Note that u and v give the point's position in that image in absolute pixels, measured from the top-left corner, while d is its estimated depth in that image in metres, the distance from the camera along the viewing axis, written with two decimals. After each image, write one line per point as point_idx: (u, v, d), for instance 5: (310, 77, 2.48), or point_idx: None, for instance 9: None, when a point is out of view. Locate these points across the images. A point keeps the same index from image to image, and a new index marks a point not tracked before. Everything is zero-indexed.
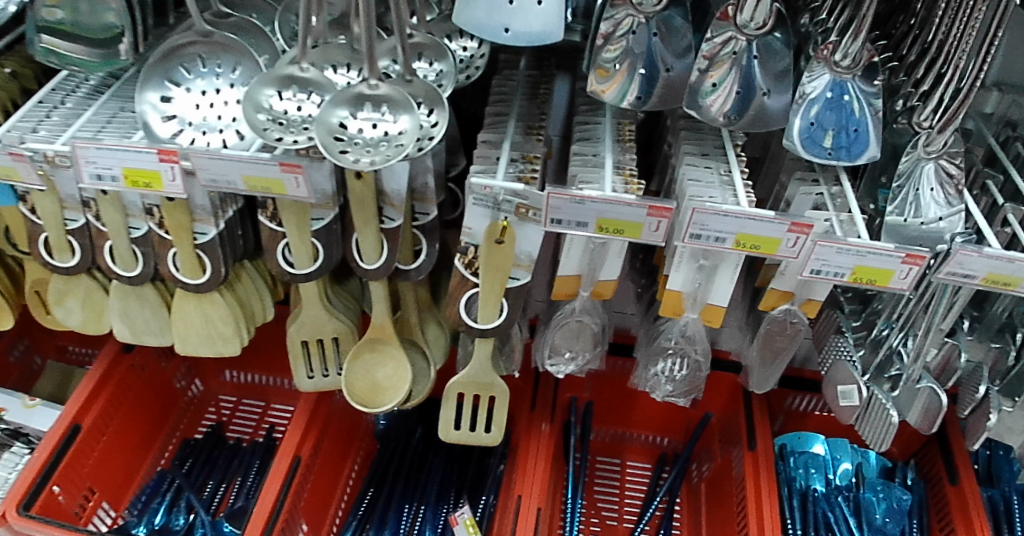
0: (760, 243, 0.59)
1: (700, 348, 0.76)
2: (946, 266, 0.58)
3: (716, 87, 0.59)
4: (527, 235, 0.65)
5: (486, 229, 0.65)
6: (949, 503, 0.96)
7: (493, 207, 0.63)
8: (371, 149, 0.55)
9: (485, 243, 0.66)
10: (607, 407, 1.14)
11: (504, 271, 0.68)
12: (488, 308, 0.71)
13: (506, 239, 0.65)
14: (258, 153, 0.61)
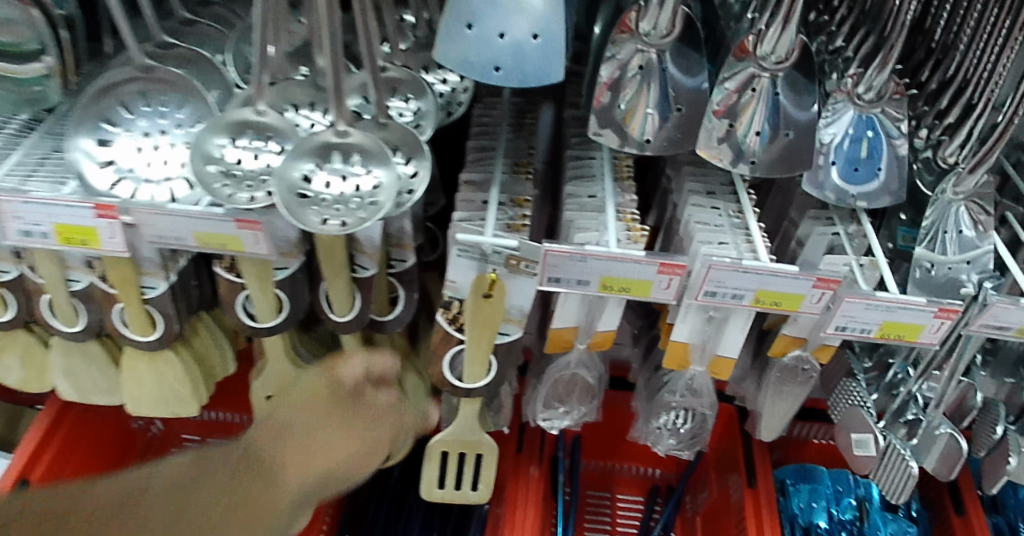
0: (781, 299, 0.54)
1: (706, 401, 0.71)
2: (979, 319, 0.55)
3: (740, 131, 0.53)
4: (520, 290, 0.57)
5: (472, 282, 0.57)
6: (954, 533, 0.93)
7: (481, 258, 0.56)
8: (340, 208, 0.48)
9: (470, 297, 0.57)
10: (595, 439, 1.07)
11: (491, 329, 0.60)
12: (472, 365, 0.63)
13: (494, 294, 0.57)
14: (210, 208, 0.53)
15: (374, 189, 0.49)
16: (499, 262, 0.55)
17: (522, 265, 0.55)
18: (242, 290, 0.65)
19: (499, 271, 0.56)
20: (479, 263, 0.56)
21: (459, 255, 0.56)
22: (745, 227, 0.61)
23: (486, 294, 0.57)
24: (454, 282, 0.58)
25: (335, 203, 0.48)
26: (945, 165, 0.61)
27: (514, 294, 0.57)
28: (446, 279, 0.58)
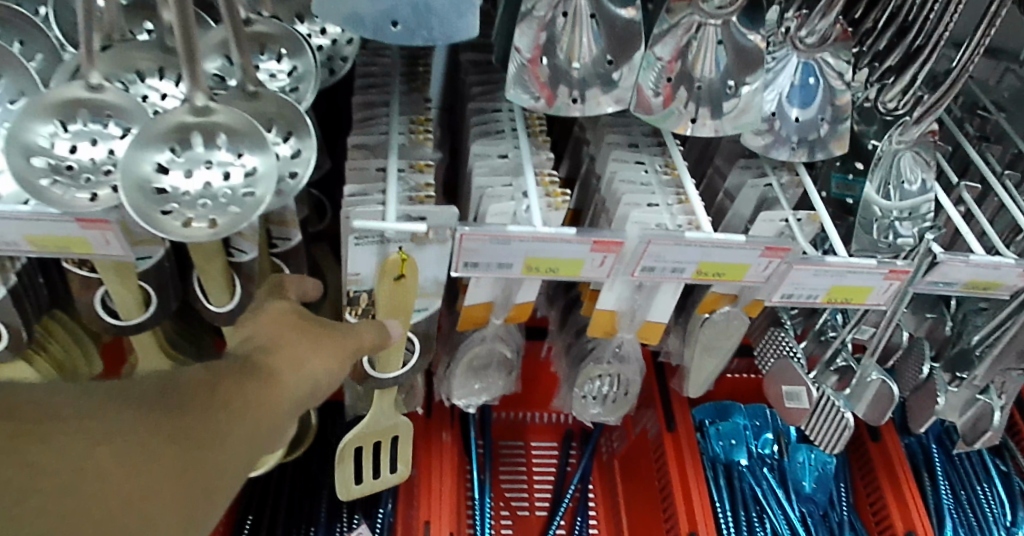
0: (725, 271, 0.49)
1: (633, 367, 0.67)
2: (926, 276, 0.54)
3: (692, 84, 0.50)
4: (433, 261, 0.50)
5: (378, 267, 0.49)
6: (872, 459, 0.96)
7: (382, 242, 0.47)
8: (209, 207, 0.39)
9: (379, 283, 0.49)
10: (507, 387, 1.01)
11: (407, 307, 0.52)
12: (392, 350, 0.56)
13: (406, 273, 0.49)
14: (42, 206, 0.43)
15: (248, 179, 0.40)
16: (404, 239, 0.48)
17: (433, 237, 0.48)
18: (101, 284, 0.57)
19: (406, 247, 0.48)
20: (380, 249, 0.48)
21: (357, 244, 0.47)
22: (673, 183, 0.56)
23: (399, 276, 0.49)
24: (356, 274, 0.50)
25: (200, 199, 0.39)
26: (886, 110, 0.59)
27: (427, 266, 0.50)
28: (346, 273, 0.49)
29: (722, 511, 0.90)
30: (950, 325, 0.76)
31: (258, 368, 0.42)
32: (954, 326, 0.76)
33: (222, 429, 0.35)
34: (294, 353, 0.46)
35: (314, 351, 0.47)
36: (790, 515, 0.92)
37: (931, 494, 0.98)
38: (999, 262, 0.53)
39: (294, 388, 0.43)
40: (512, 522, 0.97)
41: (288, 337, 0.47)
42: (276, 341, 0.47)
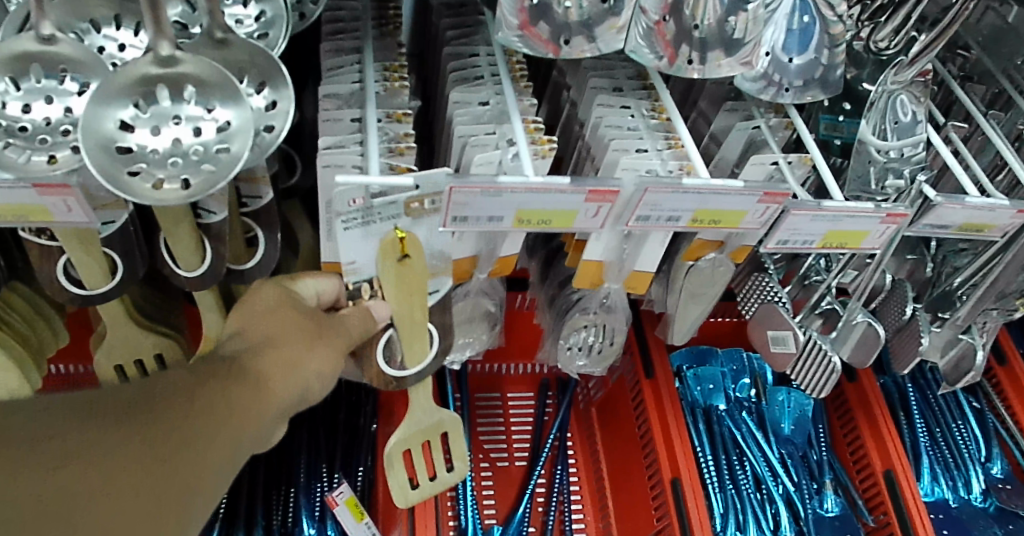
0: (721, 218, 0.48)
1: (620, 318, 0.65)
2: (923, 219, 0.53)
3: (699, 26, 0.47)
4: (432, 231, 0.47)
5: (380, 251, 0.47)
6: (849, 399, 0.98)
7: (374, 221, 0.45)
8: (181, 165, 0.36)
9: (385, 268, 0.48)
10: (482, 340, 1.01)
11: (418, 289, 0.50)
12: (413, 341, 0.54)
13: (409, 250, 0.47)
14: None
15: (222, 134, 0.37)
16: (397, 214, 0.45)
17: (427, 206, 0.45)
18: (63, 253, 0.53)
19: (401, 224, 0.46)
20: (372, 230, 0.45)
21: (347, 229, 0.45)
22: (662, 128, 0.54)
23: (403, 256, 0.47)
24: (355, 265, 0.47)
25: (172, 157, 0.36)
26: (877, 51, 0.58)
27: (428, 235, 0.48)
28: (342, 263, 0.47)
29: (701, 454, 0.92)
30: (931, 267, 0.77)
31: (248, 373, 0.44)
32: (933, 268, 0.77)
33: (210, 456, 0.37)
34: (287, 354, 0.47)
35: (308, 354, 0.48)
36: (769, 456, 0.94)
37: (907, 432, 1.00)
38: (995, 202, 0.53)
39: (282, 396, 0.45)
40: (493, 473, 0.99)
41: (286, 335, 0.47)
42: (269, 339, 0.47)
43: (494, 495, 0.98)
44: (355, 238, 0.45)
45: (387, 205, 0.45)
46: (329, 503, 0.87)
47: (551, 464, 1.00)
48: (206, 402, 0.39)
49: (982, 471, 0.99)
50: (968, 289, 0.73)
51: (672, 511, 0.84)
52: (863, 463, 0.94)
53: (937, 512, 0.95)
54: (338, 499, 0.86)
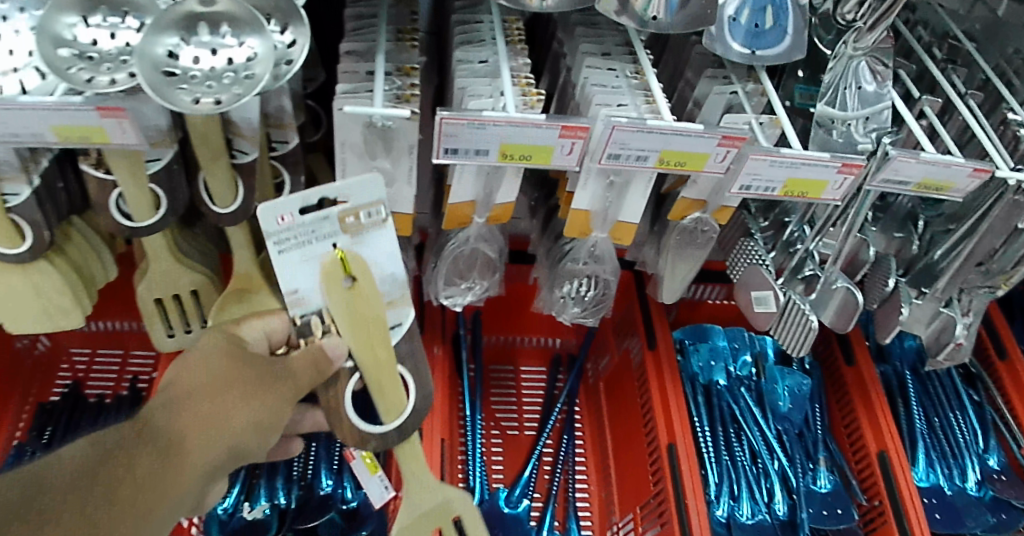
0: (686, 159, 0.54)
1: (609, 267, 0.72)
2: (883, 172, 0.57)
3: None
4: (377, 252, 0.50)
5: (322, 278, 0.50)
6: (847, 383, 1.01)
7: (312, 241, 0.48)
8: (214, 84, 0.44)
9: (326, 288, 0.50)
10: (495, 312, 1.10)
11: (372, 313, 0.52)
12: (379, 371, 0.56)
13: (351, 270, 0.49)
14: (67, 97, 0.47)
15: (247, 61, 0.45)
16: (335, 233, 0.48)
17: (365, 224, 0.49)
18: (115, 187, 0.60)
19: (340, 243, 0.49)
20: (309, 254, 0.49)
21: (279, 251, 0.48)
22: (643, 86, 0.60)
23: (343, 279, 0.50)
24: (299, 292, 0.50)
25: (205, 78, 0.44)
26: (843, 22, 0.62)
27: (372, 257, 0.50)
28: (287, 291, 0.50)
29: (699, 425, 0.96)
30: (918, 244, 0.80)
31: (169, 434, 0.50)
32: (919, 246, 0.79)
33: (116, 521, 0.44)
34: (212, 412, 0.52)
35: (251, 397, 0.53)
36: (765, 432, 0.97)
37: (905, 419, 1.02)
38: (949, 160, 0.56)
39: (200, 457, 0.50)
40: (502, 439, 1.05)
41: (218, 387, 0.53)
42: (193, 391, 0.52)
43: (502, 461, 1.03)
44: (291, 264, 0.49)
45: (325, 222, 0.48)
46: (348, 457, 0.94)
47: (557, 434, 1.06)
48: (113, 472, 0.46)
49: (979, 461, 0.99)
50: (948, 264, 0.76)
51: (667, 475, 0.88)
52: (858, 443, 0.97)
53: (929, 497, 0.95)
54: (354, 453, 0.92)
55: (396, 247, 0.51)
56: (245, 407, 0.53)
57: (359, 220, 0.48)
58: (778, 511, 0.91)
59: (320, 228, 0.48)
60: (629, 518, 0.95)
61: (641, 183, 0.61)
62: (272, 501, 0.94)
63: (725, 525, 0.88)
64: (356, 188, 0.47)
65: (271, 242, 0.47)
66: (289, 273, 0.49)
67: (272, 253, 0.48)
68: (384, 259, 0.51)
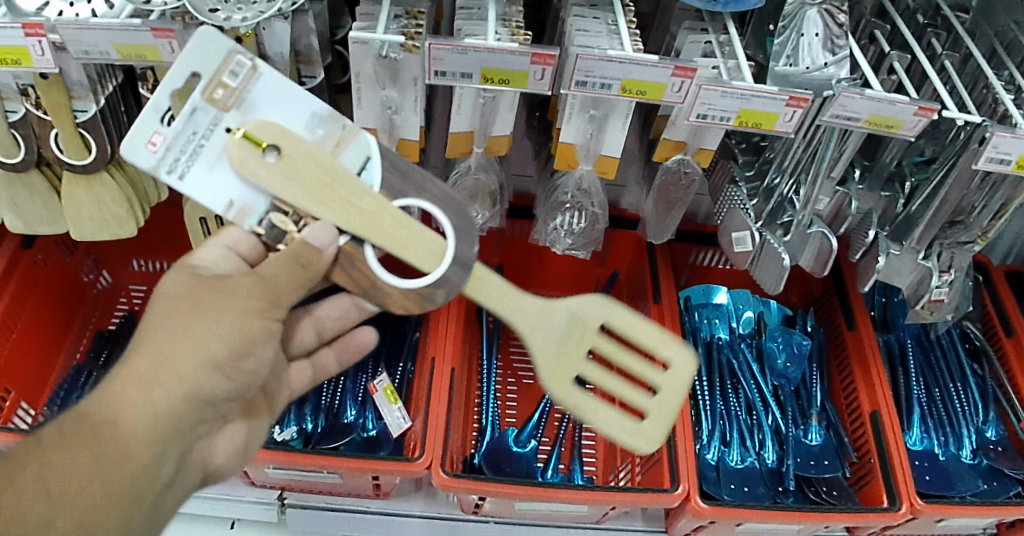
0: (646, 88, 0.62)
1: (597, 201, 0.80)
2: (830, 109, 0.63)
3: None
4: (269, 110, 0.56)
5: (238, 161, 0.54)
6: (848, 348, 1.03)
7: (202, 141, 0.54)
8: (242, 6, 0.57)
9: (245, 170, 0.54)
10: (516, 268, 1.16)
11: (311, 166, 0.56)
12: (380, 222, 0.58)
13: (257, 138, 0.55)
14: (128, 19, 0.58)
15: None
16: (215, 117, 0.54)
17: (235, 94, 0.54)
18: None
19: (229, 122, 0.54)
20: (211, 155, 0.54)
21: (181, 177, 0.54)
22: (619, 31, 0.67)
23: (260, 152, 0.55)
24: (238, 201, 0.56)
25: (237, 5, 0.57)
26: None
27: (269, 113, 0.56)
28: (226, 205, 0.55)
29: (698, 375, 1.00)
30: (902, 204, 0.82)
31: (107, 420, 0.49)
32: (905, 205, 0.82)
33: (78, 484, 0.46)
34: (144, 382, 0.51)
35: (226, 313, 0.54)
36: (761, 386, 1.01)
37: (903, 386, 1.03)
38: (894, 97, 0.61)
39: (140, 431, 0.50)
40: (518, 386, 1.13)
41: (170, 332, 0.53)
42: (122, 372, 0.51)
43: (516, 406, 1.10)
44: (204, 177, 0.54)
45: (201, 111, 0.53)
46: (371, 390, 1.03)
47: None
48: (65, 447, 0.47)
49: (976, 432, 0.99)
50: (924, 214, 0.79)
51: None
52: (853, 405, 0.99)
53: (921, 460, 0.96)
54: (379, 386, 1.02)
55: (281, 91, 0.56)
56: (219, 319, 0.53)
57: (224, 93, 0.53)
58: (766, 459, 0.94)
59: (197, 126, 0.54)
60: (626, 462, 0.99)
61: (617, 118, 0.69)
62: (300, 426, 1.01)
63: (715, 468, 0.92)
64: (198, 53, 0.52)
65: (168, 173, 0.54)
66: (212, 188, 0.55)
67: (176, 183, 0.54)
68: (276, 112, 0.56)
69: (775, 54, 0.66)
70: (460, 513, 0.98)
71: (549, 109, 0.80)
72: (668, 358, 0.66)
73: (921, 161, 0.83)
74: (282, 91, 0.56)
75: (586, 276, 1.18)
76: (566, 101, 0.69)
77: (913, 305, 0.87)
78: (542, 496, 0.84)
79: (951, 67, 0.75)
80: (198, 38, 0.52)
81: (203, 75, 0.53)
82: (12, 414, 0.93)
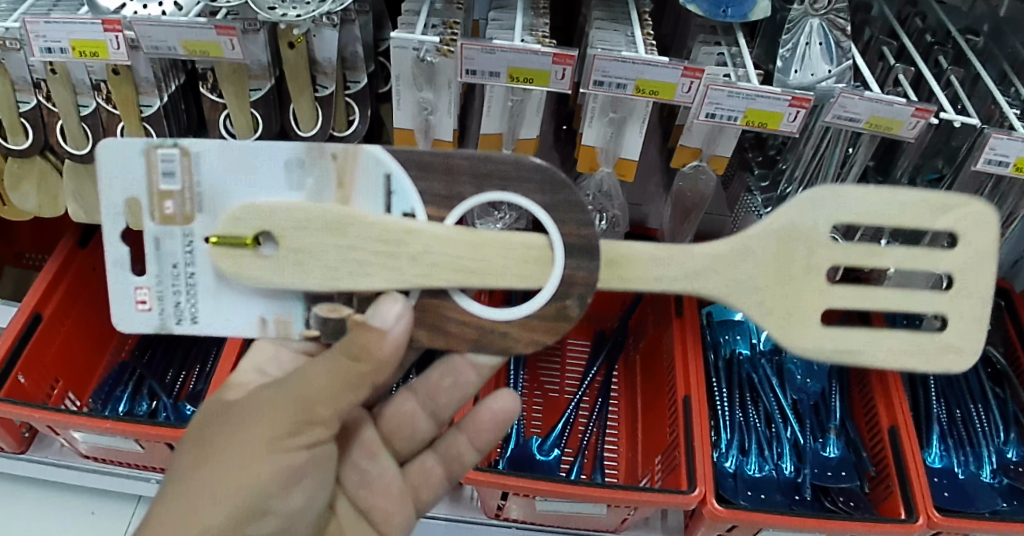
0: (658, 89, 0.67)
1: (618, 203, 0.82)
2: (832, 109, 0.68)
3: None
4: (230, 194, 0.54)
5: (233, 268, 0.54)
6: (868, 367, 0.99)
7: (186, 267, 0.56)
8: (296, 5, 0.65)
9: (239, 276, 0.54)
10: None
11: (314, 235, 0.54)
12: (443, 262, 0.55)
13: (229, 237, 0.54)
14: (195, 18, 0.65)
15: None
16: (178, 232, 0.55)
17: (185, 200, 0.54)
18: (224, 109, 0.75)
19: (200, 231, 0.55)
20: (205, 273, 0.56)
21: (194, 318, 0.57)
22: (636, 42, 0.70)
23: (251, 249, 0.54)
24: (262, 316, 0.57)
25: (292, 4, 0.65)
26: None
27: (228, 195, 0.54)
28: (256, 320, 0.57)
29: (718, 390, 1.00)
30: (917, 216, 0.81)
31: None
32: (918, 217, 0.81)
33: None
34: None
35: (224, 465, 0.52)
36: (780, 399, 1.00)
37: (925, 405, 1.02)
38: (891, 99, 0.66)
39: None
40: (544, 400, 1.08)
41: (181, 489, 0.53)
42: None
43: (541, 418, 1.06)
44: (212, 307, 0.57)
45: (166, 237, 0.55)
46: None
47: (594, 395, 1.07)
48: None
49: (996, 451, 0.98)
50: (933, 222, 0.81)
51: (680, 424, 0.89)
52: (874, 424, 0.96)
53: (940, 477, 0.95)
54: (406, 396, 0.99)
55: (224, 163, 0.54)
56: (228, 463, 0.53)
57: (172, 206, 0.54)
58: (784, 470, 0.93)
59: (173, 258, 0.56)
60: (648, 472, 0.95)
61: (635, 121, 0.73)
62: None
63: (733, 475, 0.91)
64: (125, 179, 0.54)
65: (178, 323, 0.57)
66: (233, 311, 0.57)
67: (196, 325, 0.57)
68: (234, 186, 0.54)
69: (783, 57, 0.72)
70: (482, 518, 0.94)
71: (574, 116, 0.85)
72: (952, 226, 0.58)
73: (937, 178, 0.83)
74: (222, 161, 0.54)
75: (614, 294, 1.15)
76: (588, 103, 0.73)
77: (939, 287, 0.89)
78: (560, 493, 0.79)
79: (956, 83, 0.77)
80: (109, 168, 0.53)
81: (144, 199, 0.54)
82: (59, 401, 0.95)
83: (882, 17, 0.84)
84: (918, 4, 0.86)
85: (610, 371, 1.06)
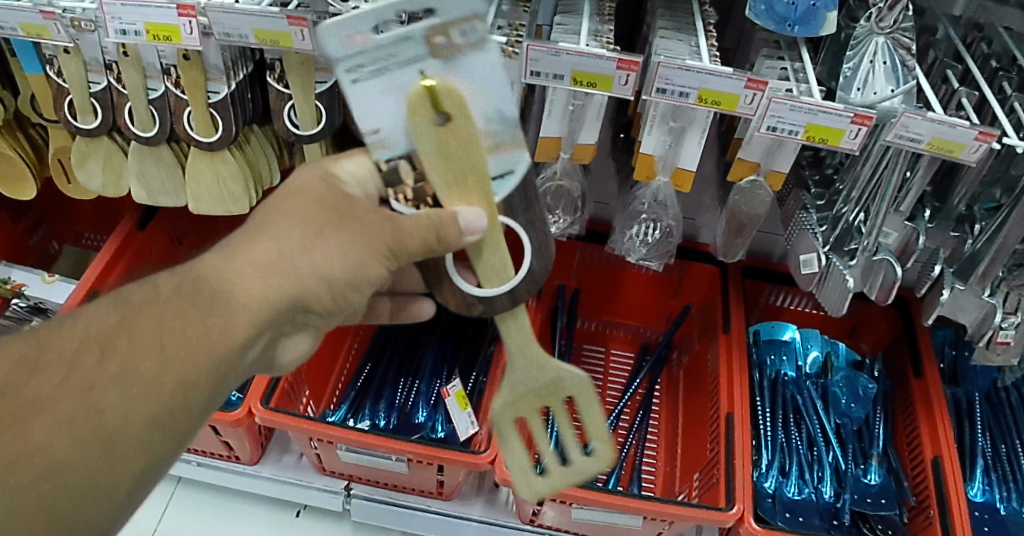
0: (720, 99, 0.66)
1: (672, 212, 0.84)
2: (894, 129, 0.67)
3: None
4: (477, 87, 0.46)
5: (405, 114, 0.47)
6: (914, 397, 0.96)
7: (392, 69, 0.45)
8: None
9: (411, 123, 0.47)
10: (595, 293, 1.15)
11: (468, 156, 0.49)
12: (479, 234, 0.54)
13: (439, 102, 0.46)
14: (267, 7, 0.65)
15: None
16: (422, 56, 0.45)
17: (454, 56, 0.45)
18: (287, 101, 0.76)
19: (427, 69, 0.45)
20: (397, 85, 0.46)
21: (356, 82, 0.45)
22: (700, 51, 0.70)
23: (433, 120, 0.47)
24: (383, 138, 0.48)
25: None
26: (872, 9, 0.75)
27: (472, 92, 0.47)
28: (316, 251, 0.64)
29: (762, 409, 0.98)
30: (970, 244, 0.82)
31: None
32: (972, 244, 0.81)
33: None
34: None
35: None
36: (825, 424, 0.98)
37: (973, 436, 0.97)
38: (955, 120, 0.65)
39: None
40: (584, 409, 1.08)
41: None
42: None
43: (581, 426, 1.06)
44: (374, 98, 0.46)
45: (411, 47, 0.45)
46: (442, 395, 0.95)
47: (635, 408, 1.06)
48: None
49: None
50: (988, 250, 0.79)
51: (722, 440, 0.87)
52: (916, 452, 0.92)
53: (981, 511, 0.90)
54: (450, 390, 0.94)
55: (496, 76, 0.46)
56: None
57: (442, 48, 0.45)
58: (823, 493, 0.90)
59: (399, 55, 0.45)
60: (686, 487, 0.94)
61: (695, 131, 0.72)
62: (373, 421, 0.94)
63: (771, 496, 0.89)
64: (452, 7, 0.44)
65: (344, 73, 0.45)
66: (380, 119, 0.47)
67: (349, 87, 0.46)
68: (484, 96, 0.47)
69: (848, 75, 0.71)
70: (516, 522, 0.94)
71: (631, 125, 0.85)
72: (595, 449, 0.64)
73: (995, 207, 0.81)
74: (497, 78, 0.46)
75: (660, 306, 1.14)
76: (648, 111, 0.73)
77: (976, 341, 0.85)
78: (597, 502, 0.78)
79: (1021, 109, 0.75)
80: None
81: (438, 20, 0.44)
82: None
83: (947, 41, 0.83)
84: (985, 28, 0.84)
85: (652, 384, 1.05)
